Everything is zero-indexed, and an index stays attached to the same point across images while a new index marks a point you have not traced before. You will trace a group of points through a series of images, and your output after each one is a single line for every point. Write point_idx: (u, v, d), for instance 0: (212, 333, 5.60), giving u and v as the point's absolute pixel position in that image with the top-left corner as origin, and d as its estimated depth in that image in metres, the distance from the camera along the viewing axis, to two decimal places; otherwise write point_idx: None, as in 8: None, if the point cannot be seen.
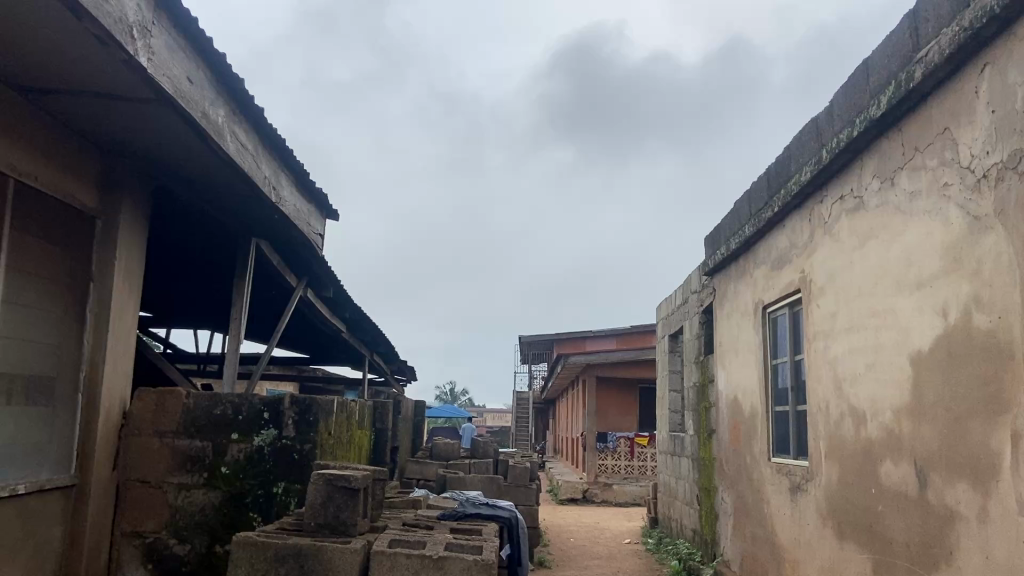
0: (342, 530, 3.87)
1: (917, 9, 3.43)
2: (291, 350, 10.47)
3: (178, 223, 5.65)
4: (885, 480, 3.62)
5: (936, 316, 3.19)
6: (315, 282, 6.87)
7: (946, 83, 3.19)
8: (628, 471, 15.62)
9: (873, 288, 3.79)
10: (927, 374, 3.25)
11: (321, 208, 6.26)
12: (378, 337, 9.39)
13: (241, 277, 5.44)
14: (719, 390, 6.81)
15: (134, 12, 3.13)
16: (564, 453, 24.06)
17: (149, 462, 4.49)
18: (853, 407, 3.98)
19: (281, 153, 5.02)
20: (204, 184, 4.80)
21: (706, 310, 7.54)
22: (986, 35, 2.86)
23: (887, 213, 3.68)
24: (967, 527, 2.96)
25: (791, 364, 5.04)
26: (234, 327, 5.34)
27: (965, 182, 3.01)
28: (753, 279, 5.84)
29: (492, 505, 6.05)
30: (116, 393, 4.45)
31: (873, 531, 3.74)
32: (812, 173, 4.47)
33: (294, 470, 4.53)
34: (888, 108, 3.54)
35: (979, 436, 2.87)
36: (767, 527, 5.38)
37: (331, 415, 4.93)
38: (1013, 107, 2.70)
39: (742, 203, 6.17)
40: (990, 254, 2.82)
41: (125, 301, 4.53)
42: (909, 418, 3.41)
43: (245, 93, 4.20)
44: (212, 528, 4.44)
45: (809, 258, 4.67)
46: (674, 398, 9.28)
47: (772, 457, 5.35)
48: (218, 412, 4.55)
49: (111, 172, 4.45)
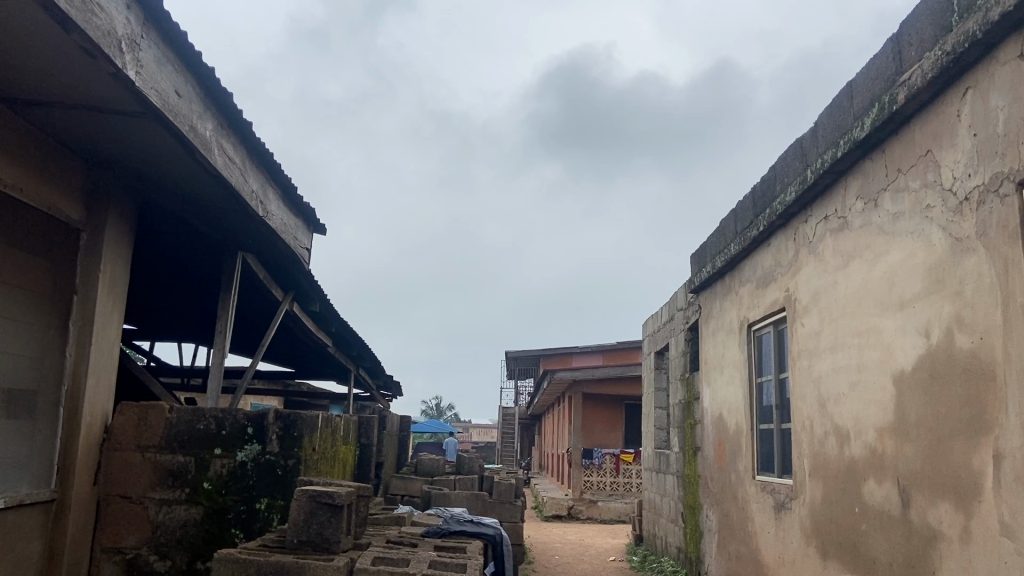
0: (325, 547, 3.85)
1: (900, 33, 3.48)
2: (277, 365, 10.42)
3: (163, 235, 5.62)
4: (869, 498, 3.63)
5: (918, 336, 3.22)
6: (302, 296, 6.86)
7: (928, 106, 3.23)
8: (613, 488, 15.58)
9: (857, 307, 3.81)
10: (909, 394, 3.27)
11: (308, 221, 6.22)
12: (364, 352, 9.33)
13: (226, 291, 5.39)
14: (704, 408, 6.82)
15: (123, 25, 3.13)
16: (563, 479, 18.26)
17: (130, 478, 4.45)
18: (837, 426, 4.00)
19: (269, 166, 5.00)
20: (189, 198, 4.78)
21: (692, 327, 7.56)
22: (967, 60, 2.90)
23: (870, 233, 3.71)
24: (949, 547, 2.97)
25: (775, 382, 5.07)
26: (220, 341, 5.31)
27: (947, 204, 3.04)
28: (738, 296, 5.86)
29: (476, 521, 6.03)
30: (98, 407, 4.41)
31: (857, 550, 3.75)
32: (797, 194, 4.51)
33: (278, 485, 4.53)
34: (872, 130, 3.58)
35: (961, 456, 2.89)
36: (751, 545, 5.38)
37: (316, 431, 4.93)
38: (994, 130, 2.74)
39: (726, 222, 6.21)
40: (972, 276, 2.85)
41: (109, 314, 4.49)
42: (891, 437, 3.43)
43: (233, 107, 4.21)
44: (193, 544, 4.40)
45: (794, 276, 4.70)
46: (660, 416, 9.31)
47: (757, 475, 5.36)
48: (201, 427, 4.52)
49: (94, 184, 4.42)
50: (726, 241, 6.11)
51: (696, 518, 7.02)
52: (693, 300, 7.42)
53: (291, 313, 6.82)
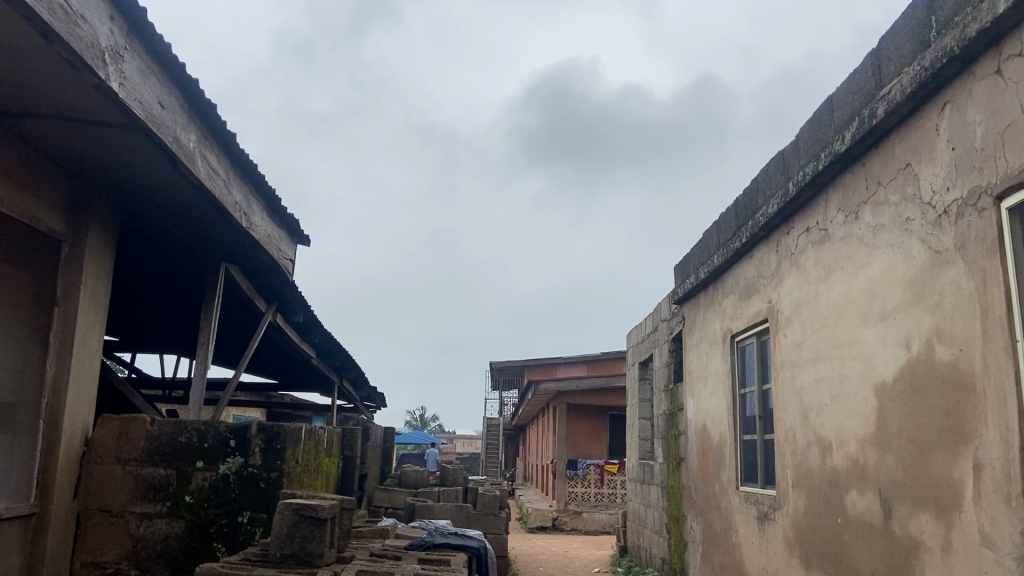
0: (308, 560, 3.83)
1: (879, 48, 3.53)
2: (260, 376, 10.37)
3: (147, 246, 5.58)
4: (852, 509, 3.65)
5: (899, 347, 3.25)
6: (285, 307, 6.83)
7: (908, 121, 3.27)
8: (598, 499, 15.51)
9: (839, 318, 3.84)
10: (890, 405, 3.31)
11: (291, 232, 6.20)
12: (348, 363, 9.30)
13: (209, 303, 5.36)
14: (688, 419, 6.85)
15: (106, 37, 3.12)
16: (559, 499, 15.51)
17: (111, 490, 4.41)
18: (820, 437, 4.02)
19: (253, 177, 4.99)
20: (171, 209, 4.76)
21: (676, 338, 7.58)
22: (946, 76, 2.94)
23: (851, 245, 3.74)
24: (931, 558, 2.98)
25: (758, 393, 5.10)
26: (202, 353, 5.28)
27: (926, 217, 3.08)
28: (721, 307, 5.89)
29: (461, 534, 5.99)
30: (79, 419, 4.37)
31: (840, 561, 3.76)
32: (779, 206, 4.55)
33: (260, 499, 4.51)
34: (853, 143, 3.62)
35: (942, 467, 2.91)
36: (735, 556, 5.39)
37: (299, 443, 4.90)
38: (972, 145, 2.78)
39: (710, 234, 6.25)
40: (951, 288, 2.88)
41: (90, 325, 4.46)
42: (872, 448, 3.45)
43: (217, 118, 4.20)
44: (175, 559, 4.36)
45: (776, 288, 4.74)
46: (644, 426, 9.35)
47: (741, 485, 5.38)
48: (183, 439, 4.49)
49: (76, 196, 4.40)
50: (710, 252, 6.14)
51: (680, 529, 7.04)
52: (676, 311, 7.44)
53: (275, 325, 6.78)
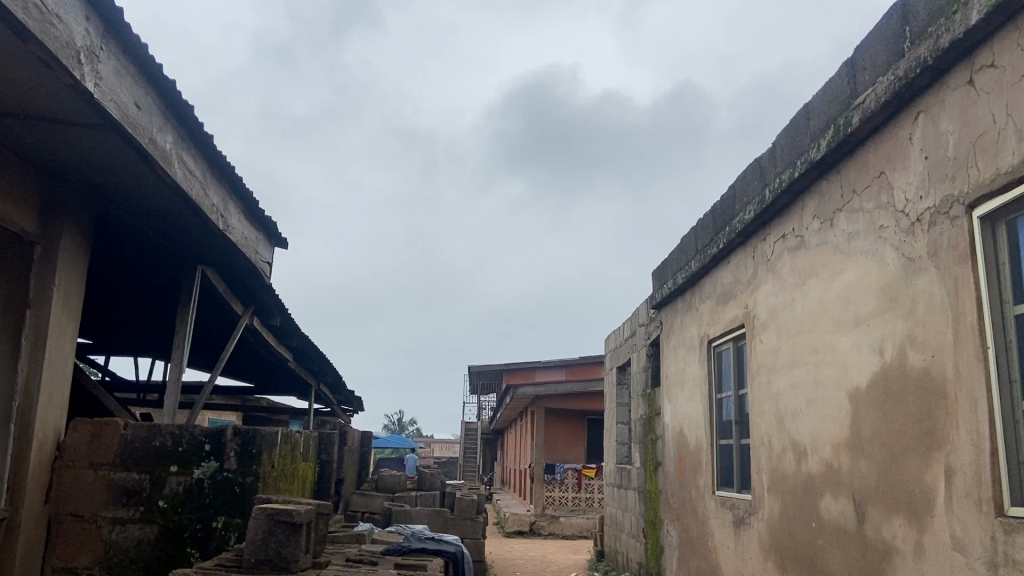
0: (283, 566, 3.79)
1: (854, 58, 3.57)
2: (237, 379, 10.28)
3: (122, 248, 5.53)
4: (826, 514, 3.68)
5: (873, 353, 3.28)
6: (262, 310, 6.77)
7: (882, 130, 3.31)
8: (575, 504, 15.62)
9: (814, 324, 3.87)
10: (864, 411, 3.34)
11: (269, 234, 6.16)
12: (325, 367, 9.24)
13: (184, 306, 5.31)
14: (665, 424, 6.87)
15: (81, 37, 3.09)
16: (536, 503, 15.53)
17: (83, 495, 4.35)
18: (795, 441, 4.05)
19: (230, 179, 4.95)
20: (146, 210, 4.71)
21: (654, 343, 7.61)
22: (919, 85, 2.98)
23: (826, 252, 3.78)
24: (903, 561, 3.02)
25: (735, 399, 5.13)
26: (177, 356, 5.22)
27: (900, 225, 3.11)
28: (699, 313, 5.92)
29: (437, 539, 5.97)
30: (50, 424, 4.31)
31: (814, 564, 3.79)
32: (755, 212, 4.58)
33: (233, 503, 4.48)
34: (828, 151, 3.65)
35: (915, 471, 2.94)
36: (711, 560, 5.42)
37: (275, 448, 4.87)
38: (945, 154, 2.82)
39: (687, 239, 6.28)
40: (923, 295, 2.91)
41: (62, 328, 4.40)
42: (846, 453, 3.49)
43: (194, 120, 4.17)
44: (148, 564, 4.32)
45: (752, 294, 4.78)
46: (622, 430, 9.37)
47: (717, 490, 5.41)
48: (157, 443, 4.45)
49: (50, 197, 4.35)
50: (688, 258, 6.16)
51: (656, 534, 7.06)
52: (654, 316, 7.47)
53: (251, 328, 6.73)
